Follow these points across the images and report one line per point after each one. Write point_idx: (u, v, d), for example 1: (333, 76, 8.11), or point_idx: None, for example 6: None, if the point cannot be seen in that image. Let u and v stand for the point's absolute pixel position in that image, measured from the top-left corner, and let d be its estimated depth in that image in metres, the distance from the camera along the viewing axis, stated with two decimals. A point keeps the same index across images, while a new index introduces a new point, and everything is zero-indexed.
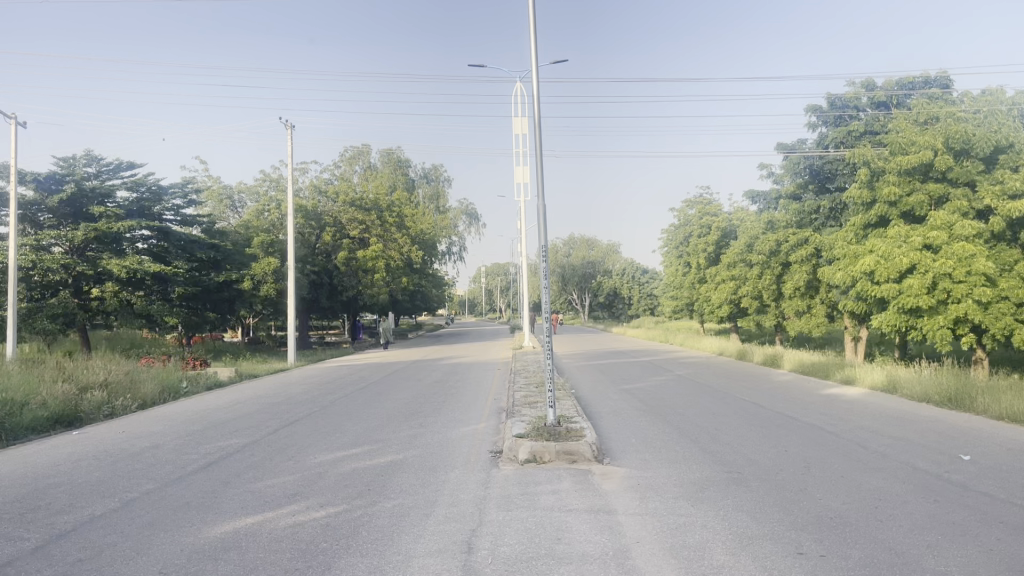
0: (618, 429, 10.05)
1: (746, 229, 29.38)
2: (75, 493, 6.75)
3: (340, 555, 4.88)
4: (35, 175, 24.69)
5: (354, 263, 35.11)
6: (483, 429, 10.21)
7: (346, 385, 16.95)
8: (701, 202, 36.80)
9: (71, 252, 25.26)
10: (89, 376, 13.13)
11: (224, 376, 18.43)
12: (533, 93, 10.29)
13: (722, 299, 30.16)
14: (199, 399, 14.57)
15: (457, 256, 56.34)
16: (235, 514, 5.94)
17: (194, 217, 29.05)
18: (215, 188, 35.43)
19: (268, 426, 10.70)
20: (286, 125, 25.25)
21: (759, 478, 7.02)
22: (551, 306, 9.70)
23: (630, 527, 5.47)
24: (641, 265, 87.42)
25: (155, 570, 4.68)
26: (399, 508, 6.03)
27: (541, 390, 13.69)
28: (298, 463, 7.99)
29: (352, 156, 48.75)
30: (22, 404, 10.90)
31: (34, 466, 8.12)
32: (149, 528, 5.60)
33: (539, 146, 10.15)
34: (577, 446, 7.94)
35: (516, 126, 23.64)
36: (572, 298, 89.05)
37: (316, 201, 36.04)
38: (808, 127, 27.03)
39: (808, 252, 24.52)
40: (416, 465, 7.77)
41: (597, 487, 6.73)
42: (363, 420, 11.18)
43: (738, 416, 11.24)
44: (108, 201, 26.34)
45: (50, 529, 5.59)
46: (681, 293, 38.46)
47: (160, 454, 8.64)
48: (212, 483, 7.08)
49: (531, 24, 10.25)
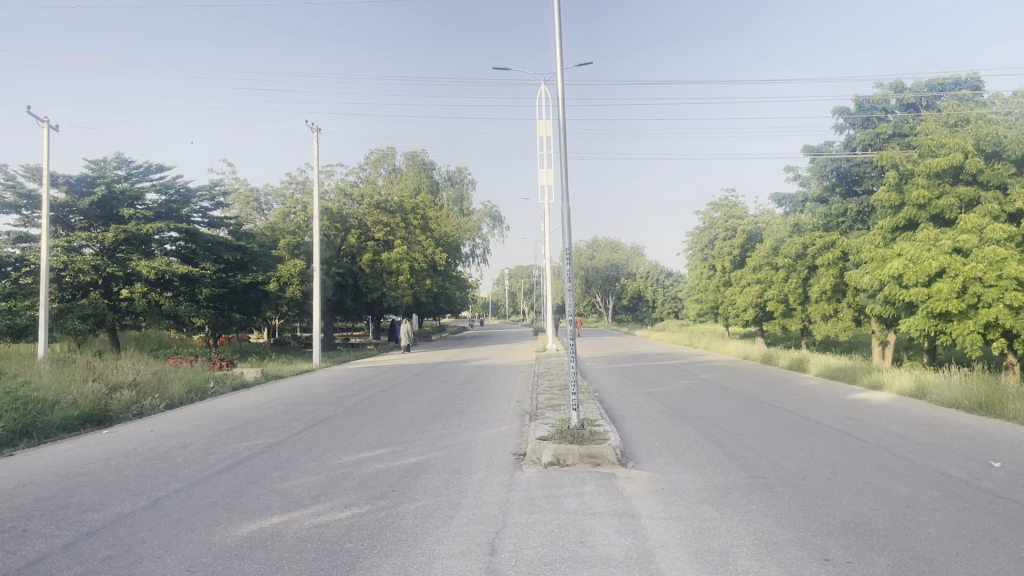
0: (642, 434, 9.97)
1: (772, 232, 29.09)
2: (103, 492, 6.83)
3: (365, 555, 4.91)
4: (67, 177, 25.13)
5: (379, 265, 35.22)
6: (507, 431, 10.19)
7: (370, 387, 17.02)
8: (726, 205, 36.58)
9: (101, 253, 25.64)
10: (118, 376, 13.30)
11: (251, 376, 18.59)
12: (558, 97, 10.28)
13: (748, 303, 29.88)
14: (226, 399, 14.69)
15: (481, 258, 56.38)
16: (261, 514, 5.99)
17: (222, 219, 29.32)
18: (243, 190, 35.79)
19: (293, 427, 10.75)
20: (313, 128, 25.28)
21: (784, 484, 6.97)
22: (575, 308, 9.57)
23: (655, 530, 5.46)
24: (665, 269, 87.26)
25: (182, 568, 4.72)
26: (422, 509, 6.06)
27: (565, 393, 13.71)
28: (323, 464, 8.04)
29: (377, 159, 49.14)
30: (53, 403, 11.06)
31: (63, 464, 8.22)
32: (176, 527, 5.65)
33: (563, 148, 10.13)
34: (601, 450, 7.93)
35: (541, 128, 23.66)
36: (595, 301, 89.02)
37: (341, 204, 36.21)
38: (835, 130, 26.79)
39: (835, 255, 24.25)
40: (439, 466, 7.81)
41: (621, 490, 6.72)
42: (387, 422, 11.19)
43: (764, 421, 11.15)
44: (137, 203, 26.62)
45: (79, 528, 5.65)
46: (705, 296, 38.18)
47: (187, 453, 8.72)
48: (239, 483, 7.14)
49: (557, 28, 10.26)
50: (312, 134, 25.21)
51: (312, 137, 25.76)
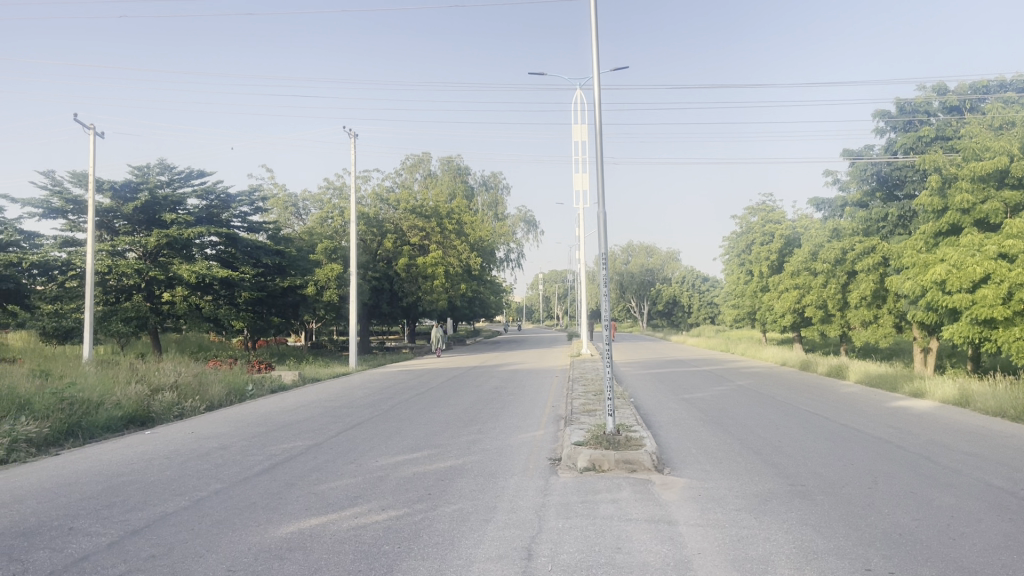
0: (677, 440, 9.92)
1: (811, 237, 28.74)
2: (145, 492, 6.95)
3: (402, 558, 4.95)
4: (112, 183, 25.70)
5: (415, 269, 35.42)
6: (542, 436, 10.18)
7: (406, 390, 17.16)
8: (763, 209, 36.25)
9: (144, 257, 26.22)
10: (161, 378, 13.56)
11: (289, 379, 18.81)
12: (594, 101, 10.28)
13: (785, 309, 29.53)
14: (264, 402, 14.88)
15: (515, 263, 56.37)
16: (300, 515, 6.07)
17: (261, 224, 29.76)
18: (281, 195, 36.22)
19: (330, 430, 10.84)
20: (350, 133, 25.55)
21: (824, 492, 6.87)
22: (610, 312, 9.51)
23: (693, 537, 5.42)
24: (701, 274, 86.67)
25: (223, 568, 4.78)
26: (458, 513, 6.08)
27: (600, 398, 13.67)
28: (360, 466, 8.10)
29: (413, 164, 49.47)
30: (98, 404, 11.31)
31: (108, 464, 8.39)
32: (217, 527, 5.75)
33: (600, 152, 10.12)
34: (637, 456, 7.88)
35: (576, 133, 23.64)
36: (630, 306, 88.62)
37: (378, 209, 36.42)
38: (876, 134, 26.43)
39: (876, 261, 23.87)
40: (475, 471, 7.83)
41: (657, 497, 6.68)
42: (423, 426, 11.25)
43: (803, 428, 11.01)
44: (179, 208, 27.08)
45: (123, 526, 5.77)
46: (742, 301, 37.78)
47: (227, 455, 8.86)
48: (278, 484, 7.24)
49: (595, 32, 10.25)
50: (349, 140, 25.45)
51: (349, 143, 25.99)
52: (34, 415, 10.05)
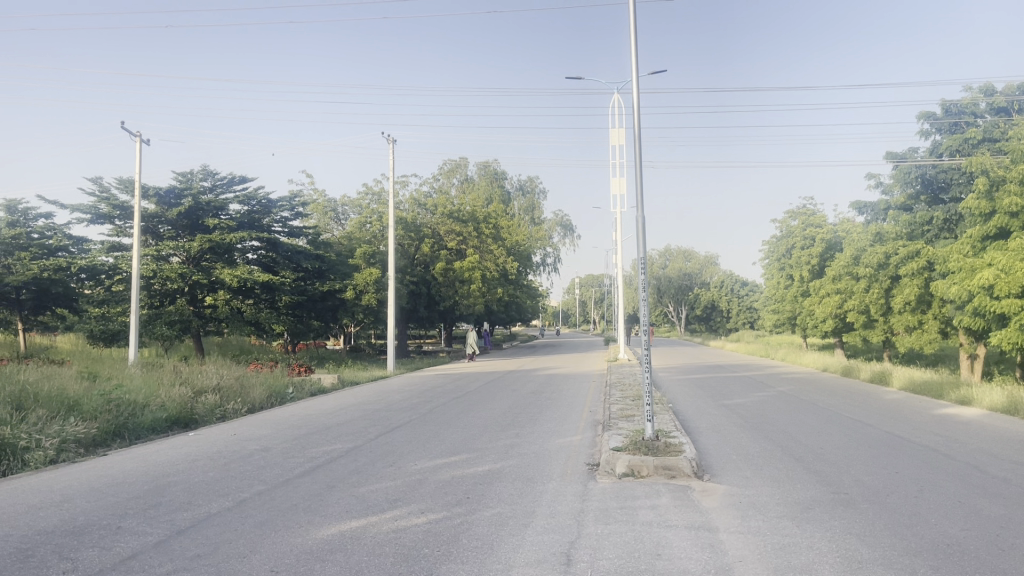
0: (717, 447, 9.81)
1: (853, 241, 28.27)
2: (190, 492, 7.08)
3: (442, 561, 4.97)
4: (157, 189, 26.24)
5: (452, 274, 35.52)
6: (580, 441, 10.15)
7: (444, 394, 17.20)
8: (804, 213, 35.75)
9: (188, 261, 26.73)
10: (203, 381, 13.78)
11: (328, 382, 19.01)
12: (632, 105, 10.25)
13: (827, 314, 29.09)
14: (305, 405, 15.06)
15: (552, 267, 56.26)
16: (340, 517, 6.13)
17: (301, 228, 30.13)
18: (321, 201, 36.64)
19: (369, 433, 10.94)
20: (388, 138, 25.75)
21: (868, 501, 6.75)
22: (649, 317, 9.45)
23: (734, 545, 5.37)
24: (740, 279, 85.64)
25: (267, 568, 4.85)
26: (497, 517, 6.10)
27: (638, 403, 13.57)
28: (399, 469, 8.17)
29: (450, 169, 49.74)
30: (143, 405, 11.54)
31: (154, 465, 8.56)
32: (260, 528, 5.84)
33: (638, 156, 10.09)
34: (677, 462, 7.82)
35: (613, 138, 23.58)
36: (668, 311, 87.91)
37: (415, 213, 36.68)
38: (920, 136, 25.97)
39: (920, 265, 23.41)
40: (513, 475, 7.83)
41: (697, 504, 6.62)
42: (460, 429, 11.29)
43: (846, 435, 10.83)
44: (222, 214, 27.55)
45: (171, 526, 5.88)
46: (782, 306, 37.23)
47: (269, 457, 8.98)
48: (319, 486, 7.31)
49: (633, 36, 10.22)
50: (388, 145, 25.66)
51: (388, 148, 26.20)
52: (83, 415, 10.30)
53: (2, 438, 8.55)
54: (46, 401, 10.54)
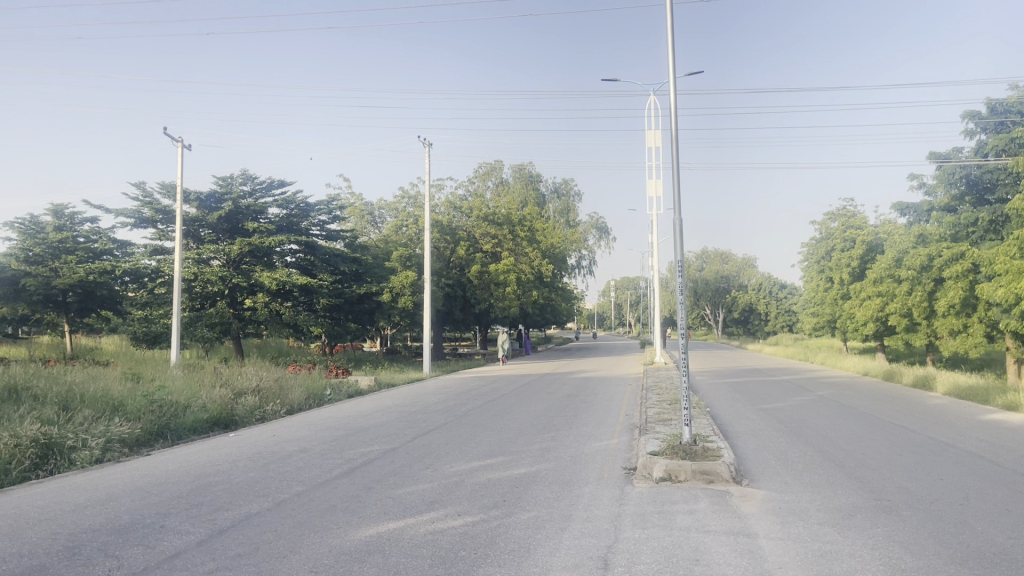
0: (756, 451, 9.69)
1: (895, 243, 27.75)
2: (231, 493, 7.18)
3: (479, 563, 4.99)
4: (198, 194, 26.69)
5: (487, 276, 35.55)
6: (616, 445, 10.09)
7: (479, 397, 17.23)
8: (844, 215, 35.22)
9: (228, 264, 27.20)
10: (244, 382, 13.98)
11: (365, 385, 19.18)
12: (669, 107, 10.18)
13: (868, 317, 28.57)
14: (343, 406, 15.22)
15: (587, 269, 56.09)
16: (377, 518, 6.17)
17: (339, 232, 30.45)
18: (358, 205, 36.98)
19: (406, 435, 11.00)
20: (425, 142, 25.93)
21: (912, 508, 6.62)
22: (686, 320, 9.34)
23: (773, 551, 5.30)
24: (779, 282, 84.61)
25: (306, 569, 4.90)
26: (534, 520, 6.09)
27: (676, 407, 13.48)
28: (436, 471, 8.20)
29: (485, 172, 49.88)
30: (185, 406, 11.74)
31: (197, 465, 8.71)
32: (299, 528, 5.91)
33: (674, 158, 10.02)
34: (715, 466, 7.75)
35: (650, 139, 23.45)
36: (705, 313, 87.16)
37: (451, 216, 36.85)
38: (965, 135, 25.44)
39: (965, 267, 22.88)
40: (549, 478, 7.81)
41: (736, 509, 6.55)
42: (496, 432, 11.30)
43: (888, 441, 10.64)
44: (261, 217, 27.92)
45: (212, 525, 5.97)
46: (822, 309, 36.68)
47: (308, 458, 9.09)
48: (357, 488, 7.37)
49: (669, 38, 10.18)
50: (423, 149, 25.82)
51: (423, 152, 26.34)
52: (127, 416, 10.52)
53: (50, 437, 8.76)
54: (92, 401, 10.78)
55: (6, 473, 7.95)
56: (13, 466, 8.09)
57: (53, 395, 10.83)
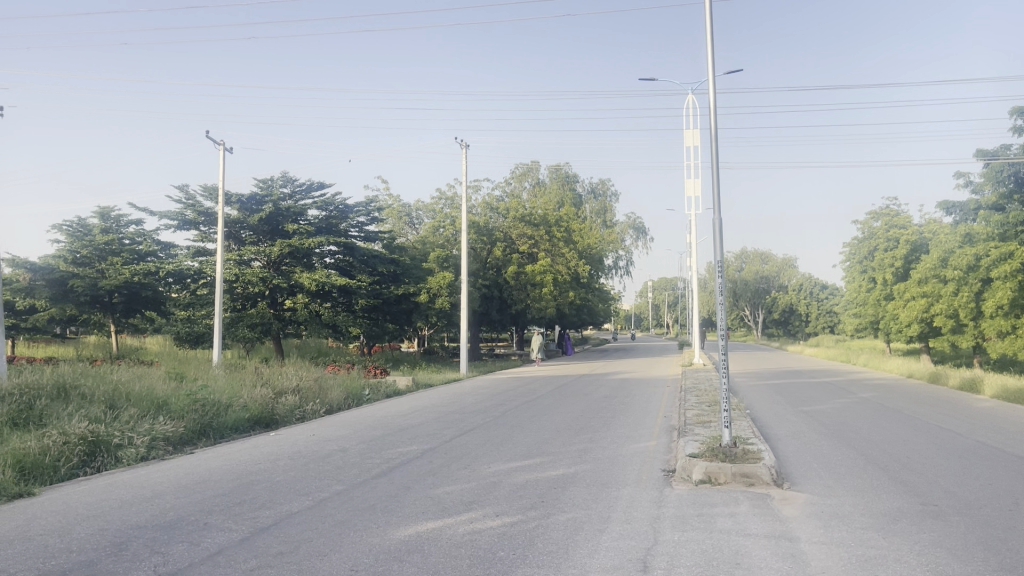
0: (797, 454, 9.55)
1: (940, 242, 27.19)
2: (272, 491, 7.27)
3: (518, 564, 4.98)
4: (239, 196, 27.16)
5: (523, 277, 35.55)
6: (655, 447, 10.01)
7: (517, 397, 17.22)
8: (887, 214, 34.66)
9: (269, 265, 27.56)
10: (284, 382, 14.18)
11: (403, 385, 19.30)
12: (709, 106, 10.09)
13: (912, 318, 28.03)
14: (382, 406, 15.34)
15: (624, 270, 55.77)
16: (417, 518, 6.20)
17: (377, 232, 30.71)
18: (396, 206, 37.24)
19: (443, 435, 11.04)
20: (461, 144, 26.03)
21: (960, 513, 6.48)
22: (726, 321, 9.24)
23: (816, 555, 5.22)
24: (820, 282, 83.37)
25: (346, 567, 4.94)
26: (572, 521, 6.07)
27: (715, 409, 13.33)
28: (474, 472, 8.23)
29: (522, 172, 49.92)
30: (227, 405, 11.93)
31: (238, 463, 8.83)
32: (339, 527, 5.96)
33: (714, 157, 9.93)
34: (755, 470, 7.65)
35: (688, 139, 23.29)
36: (745, 314, 86.24)
37: (487, 218, 36.99)
38: (1013, 131, 24.86)
39: (1013, 267, 22.32)
40: (587, 479, 7.78)
41: (777, 512, 6.46)
42: (533, 433, 11.30)
43: (935, 444, 10.42)
44: (301, 219, 28.28)
45: (254, 523, 6.05)
46: (864, 310, 36.09)
47: (348, 457, 9.17)
48: (395, 487, 7.42)
49: (709, 37, 10.08)
50: (461, 150, 25.94)
51: (460, 154, 26.39)
52: (171, 415, 10.71)
53: (97, 435, 8.96)
54: (137, 400, 10.99)
55: (55, 470, 8.16)
56: (61, 463, 8.28)
57: (100, 394, 11.07)
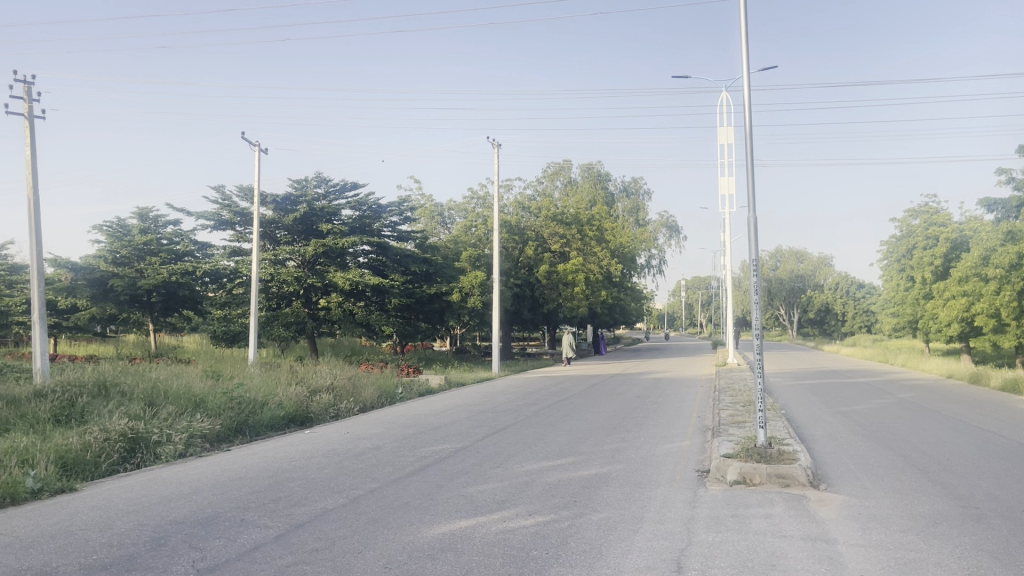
0: (834, 455, 9.43)
1: (981, 240, 26.66)
2: (307, 488, 7.35)
3: (551, 564, 4.98)
4: (274, 197, 27.46)
5: (555, 276, 35.52)
6: (689, 447, 9.94)
7: (549, 396, 17.18)
8: (926, 211, 34.07)
9: (303, 265, 27.83)
10: (318, 381, 14.31)
11: (435, 383, 19.38)
12: (743, 102, 9.98)
13: (952, 318, 27.52)
14: (415, 404, 15.41)
15: (656, 269, 55.44)
16: (450, 517, 6.22)
17: (410, 232, 30.82)
18: (428, 206, 37.42)
19: (476, 434, 11.07)
20: (493, 143, 26.09)
21: (1001, 516, 6.35)
22: (761, 319, 9.14)
23: (854, 558, 5.15)
24: (857, 280, 82.12)
25: (380, 565, 4.98)
26: (605, 521, 6.05)
27: (750, 409, 13.18)
28: (506, 471, 8.23)
29: (554, 171, 49.89)
30: (263, 403, 12.08)
31: (273, 461, 8.93)
32: (373, 524, 6.01)
33: (748, 154, 9.83)
34: (791, 470, 7.57)
35: (721, 136, 23.12)
36: (780, 314, 85.26)
37: (519, 217, 37.02)
38: None
39: None
40: (620, 479, 7.75)
41: (813, 514, 6.38)
42: (566, 432, 11.29)
43: (975, 446, 10.22)
44: (335, 219, 28.49)
45: (291, 520, 6.12)
46: (902, 310, 35.52)
47: (382, 455, 9.22)
48: (429, 485, 7.46)
49: (743, 33, 9.98)
50: (492, 150, 25.99)
51: (492, 153, 26.45)
52: (208, 413, 10.88)
53: (136, 432, 9.11)
54: (175, 398, 11.16)
55: (96, 466, 8.32)
56: (102, 459, 8.45)
57: (139, 391, 11.28)
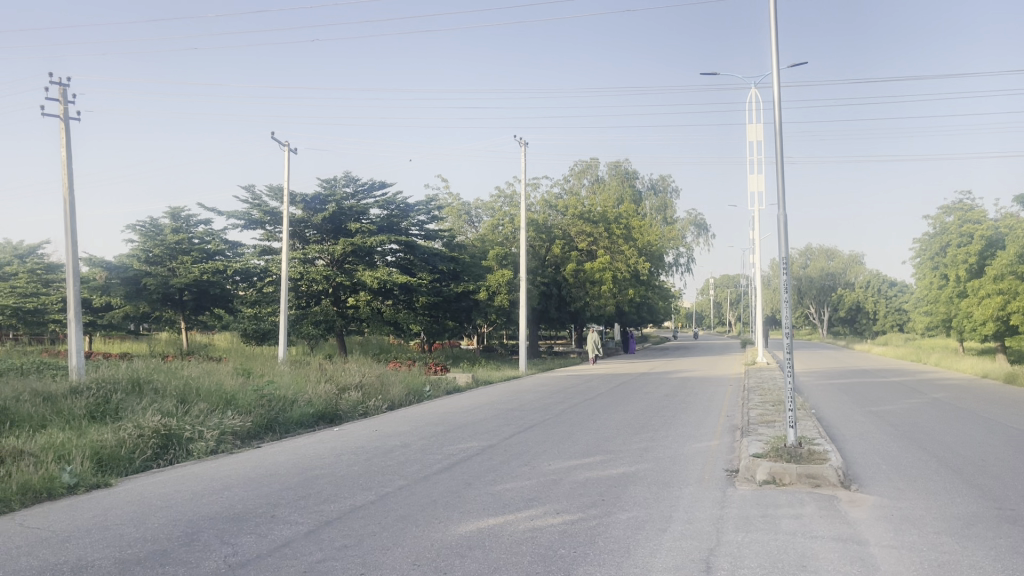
0: (867, 456, 9.32)
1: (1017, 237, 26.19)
2: (337, 485, 7.41)
3: (579, 563, 4.97)
4: (303, 196, 27.73)
5: (581, 275, 35.48)
6: (717, 447, 9.88)
7: (576, 395, 17.14)
8: (960, 208, 33.57)
9: (332, 264, 28.04)
10: (347, 378, 14.43)
11: (462, 381, 19.43)
12: (772, 99, 9.90)
13: (987, 317, 27.04)
14: (442, 403, 15.47)
15: (684, 267, 55.10)
16: (478, 514, 6.24)
17: (437, 232, 30.95)
18: (455, 205, 37.56)
19: (504, 432, 11.10)
20: (520, 142, 26.06)
21: None
22: (791, 318, 9.06)
23: (886, 560, 5.09)
24: (889, 279, 81.08)
25: (409, 562, 5.00)
26: (633, 521, 6.03)
27: (779, 409, 13.05)
28: (534, 469, 8.24)
29: (581, 169, 49.80)
30: (293, 401, 12.20)
31: (303, 458, 9.01)
32: (402, 521, 6.04)
33: (778, 151, 9.74)
34: (823, 471, 7.49)
35: (751, 133, 22.91)
36: (810, 312, 84.36)
37: (546, 215, 37.01)
38: None
39: None
40: (648, 478, 7.72)
41: (845, 515, 6.31)
42: (594, 430, 11.26)
43: (1010, 446, 10.06)
44: (364, 217, 28.64)
45: (321, 516, 6.18)
46: (935, 308, 35.03)
47: (409, 453, 9.28)
48: (457, 483, 7.48)
49: (773, 29, 9.90)
50: (519, 148, 26.00)
51: (520, 151, 26.42)
52: (239, 410, 11.01)
53: (170, 428, 9.24)
54: (207, 395, 11.31)
55: (131, 461, 8.45)
56: (136, 455, 8.58)
57: (172, 388, 11.45)
